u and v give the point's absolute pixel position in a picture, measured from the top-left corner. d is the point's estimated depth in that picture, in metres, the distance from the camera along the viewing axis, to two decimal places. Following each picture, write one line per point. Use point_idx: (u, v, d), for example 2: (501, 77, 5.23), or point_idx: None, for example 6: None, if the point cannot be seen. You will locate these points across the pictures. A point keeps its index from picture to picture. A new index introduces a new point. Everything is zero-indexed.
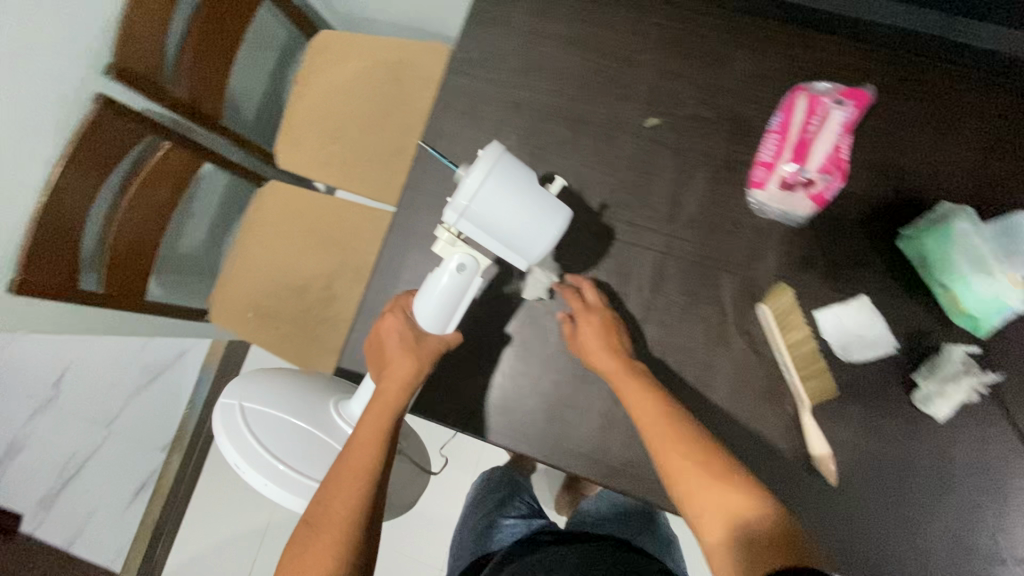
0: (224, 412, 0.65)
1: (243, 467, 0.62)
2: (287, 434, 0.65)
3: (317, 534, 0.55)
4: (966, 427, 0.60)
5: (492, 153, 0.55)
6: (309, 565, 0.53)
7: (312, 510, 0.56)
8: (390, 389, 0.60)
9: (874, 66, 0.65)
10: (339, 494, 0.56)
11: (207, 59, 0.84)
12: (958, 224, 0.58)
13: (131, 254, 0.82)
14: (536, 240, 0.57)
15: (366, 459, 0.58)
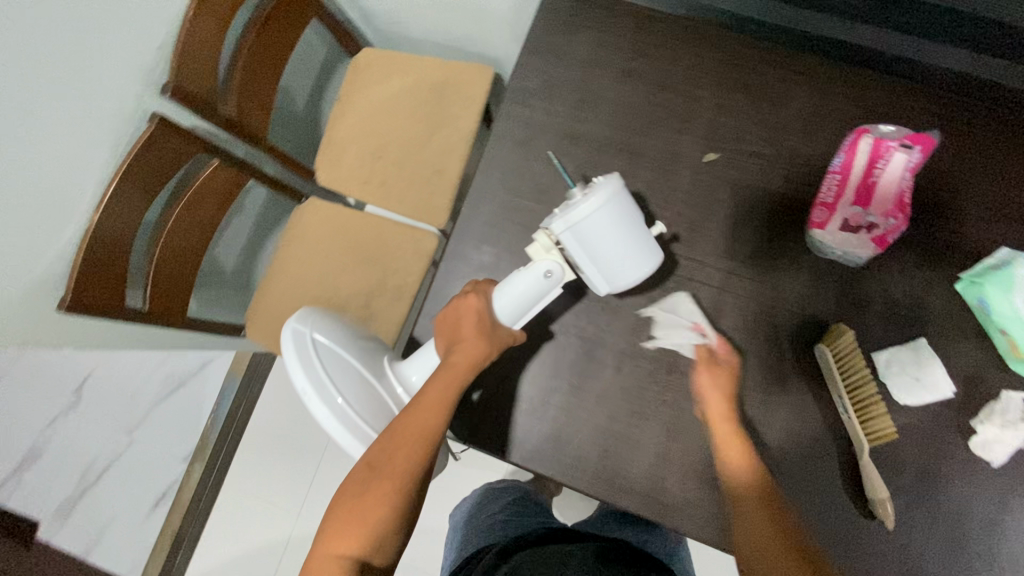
0: (301, 328, 0.58)
1: (308, 393, 0.56)
2: (354, 369, 0.59)
3: (375, 477, 0.56)
4: (1023, 475, 0.60)
5: (610, 185, 0.56)
6: (362, 504, 0.56)
7: (367, 464, 0.56)
8: (462, 360, 0.60)
9: (933, 109, 0.66)
10: (400, 449, 0.56)
11: (255, 76, 0.84)
12: (1020, 270, 0.58)
13: (175, 270, 0.81)
14: (623, 274, 0.60)
15: (430, 427, 0.57)
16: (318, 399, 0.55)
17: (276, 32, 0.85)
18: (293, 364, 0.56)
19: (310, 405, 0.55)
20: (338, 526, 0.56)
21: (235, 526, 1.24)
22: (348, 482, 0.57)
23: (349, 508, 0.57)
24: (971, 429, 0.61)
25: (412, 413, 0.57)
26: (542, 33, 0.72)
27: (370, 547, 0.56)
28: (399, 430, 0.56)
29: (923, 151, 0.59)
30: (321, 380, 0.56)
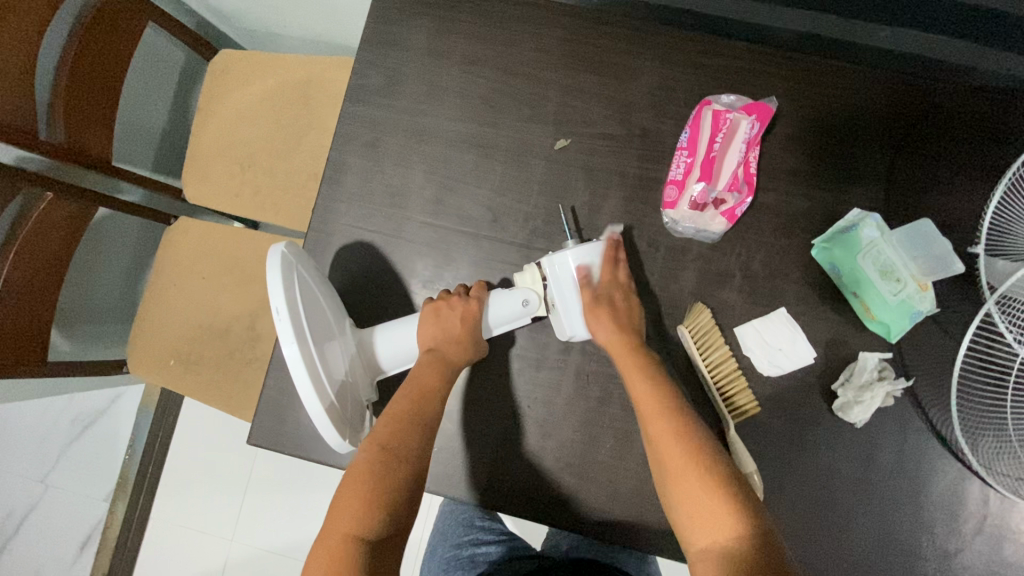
0: (285, 248, 0.47)
1: (281, 315, 0.44)
2: (319, 315, 0.50)
3: (388, 462, 0.50)
4: (887, 430, 0.61)
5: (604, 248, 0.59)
6: (373, 490, 0.48)
7: (374, 447, 0.51)
8: (455, 346, 0.58)
9: (778, 68, 0.65)
10: (406, 432, 0.52)
11: (85, 94, 0.77)
12: (863, 232, 0.58)
13: (22, 316, 0.75)
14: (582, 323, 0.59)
15: (431, 411, 0.54)
16: (293, 329, 0.44)
17: (103, 47, 0.77)
18: (278, 281, 0.44)
19: (280, 329, 0.43)
20: (342, 512, 0.47)
21: (167, 558, 1.18)
22: (350, 469, 0.50)
23: (355, 491, 0.48)
24: (832, 393, 0.61)
25: (414, 399, 0.55)
26: (378, 24, 0.67)
27: (383, 529, 0.47)
28: (399, 411, 0.54)
29: (760, 119, 0.60)
30: (296, 307, 0.45)
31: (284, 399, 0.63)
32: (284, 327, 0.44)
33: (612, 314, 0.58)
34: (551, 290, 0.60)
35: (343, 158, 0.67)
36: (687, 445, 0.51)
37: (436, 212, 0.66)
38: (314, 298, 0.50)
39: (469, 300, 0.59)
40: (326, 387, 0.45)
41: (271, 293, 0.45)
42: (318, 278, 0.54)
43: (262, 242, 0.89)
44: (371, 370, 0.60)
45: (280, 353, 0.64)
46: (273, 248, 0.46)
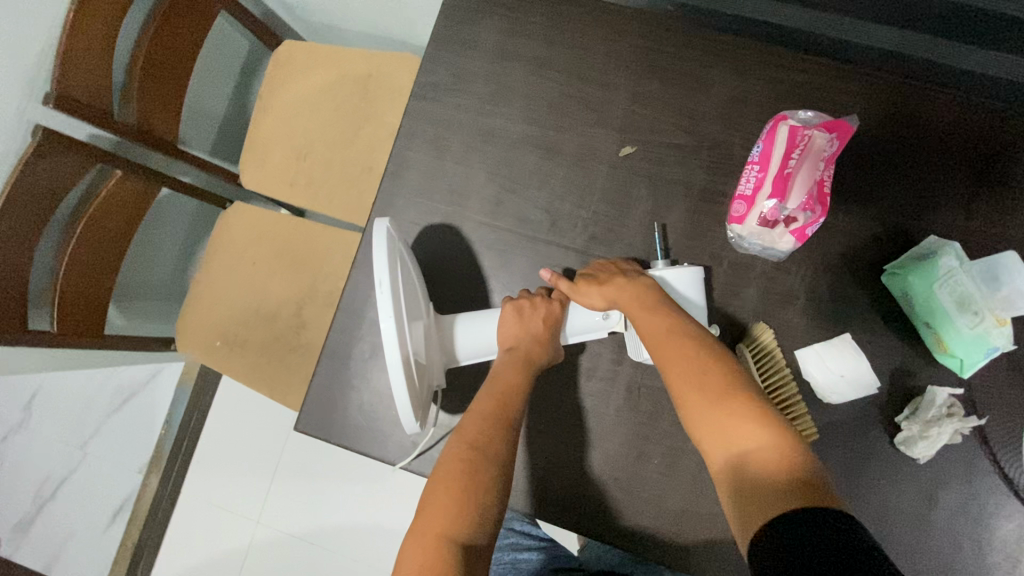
0: (389, 226, 0.49)
1: (383, 288, 0.46)
2: (411, 295, 0.52)
3: (477, 459, 0.51)
4: (952, 471, 0.58)
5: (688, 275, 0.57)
6: (467, 488, 0.49)
7: (463, 445, 0.52)
8: (536, 345, 0.58)
9: (863, 85, 0.61)
10: (492, 428, 0.53)
11: (158, 80, 0.79)
12: (943, 260, 0.55)
13: (84, 290, 0.77)
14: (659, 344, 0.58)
15: (514, 411, 0.54)
16: (393, 304, 0.45)
17: (175, 30, 0.79)
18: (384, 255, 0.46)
19: (382, 302, 0.45)
20: (436, 508, 0.49)
21: (194, 534, 1.21)
22: (439, 466, 0.51)
23: (447, 490, 0.49)
24: (896, 426, 0.59)
25: (498, 395, 0.55)
26: (448, 23, 0.68)
27: (475, 529, 0.48)
28: (488, 404, 0.55)
29: (841, 138, 0.56)
30: (396, 282, 0.47)
31: (334, 390, 0.64)
32: (383, 300, 0.45)
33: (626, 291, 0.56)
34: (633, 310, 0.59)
35: (406, 155, 0.67)
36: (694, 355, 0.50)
37: (494, 213, 0.65)
38: (409, 280, 0.52)
39: (552, 302, 0.60)
40: (409, 366, 0.47)
41: (377, 267, 0.47)
42: (413, 261, 0.56)
43: (312, 231, 0.91)
44: (447, 357, 0.61)
45: (333, 342, 0.65)
46: (377, 227, 0.48)
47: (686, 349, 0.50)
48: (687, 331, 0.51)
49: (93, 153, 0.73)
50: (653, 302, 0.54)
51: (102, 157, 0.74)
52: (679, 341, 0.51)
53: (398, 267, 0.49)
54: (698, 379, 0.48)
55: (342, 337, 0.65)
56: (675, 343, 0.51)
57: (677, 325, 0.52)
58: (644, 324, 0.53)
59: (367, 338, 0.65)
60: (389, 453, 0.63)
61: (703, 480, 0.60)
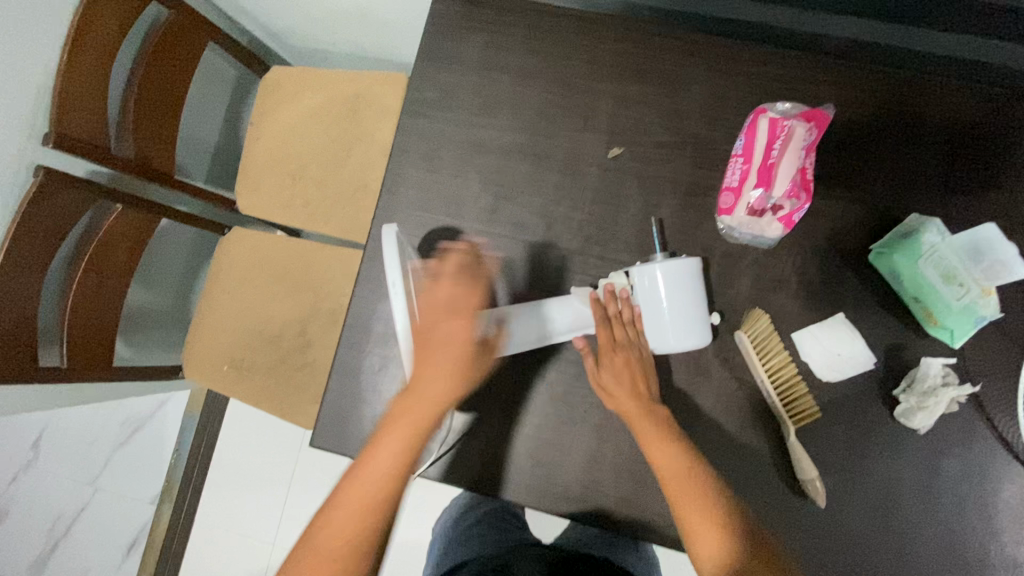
0: (397, 230, 0.50)
1: (396, 288, 0.47)
2: (424, 296, 0.53)
3: (366, 487, 0.54)
4: (952, 439, 0.60)
5: (689, 267, 0.57)
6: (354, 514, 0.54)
7: (363, 471, 0.54)
8: (455, 369, 0.55)
9: (838, 75, 0.64)
10: (389, 457, 0.54)
11: (152, 113, 0.81)
12: (924, 237, 0.58)
13: (91, 323, 0.78)
14: (665, 336, 0.58)
15: (419, 437, 0.55)
16: (406, 305, 0.47)
17: (167, 65, 0.81)
18: (395, 256, 0.48)
19: (394, 303, 0.47)
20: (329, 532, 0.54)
21: (210, 562, 1.20)
22: (342, 486, 0.55)
23: (340, 515, 0.54)
24: (895, 399, 0.61)
25: (407, 421, 0.55)
26: (433, 40, 0.70)
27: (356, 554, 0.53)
28: (385, 460, 0.54)
29: (818, 127, 0.58)
30: (408, 282, 0.49)
31: (346, 405, 0.65)
32: (396, 299, 0.47)
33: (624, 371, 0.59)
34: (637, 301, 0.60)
35: (401, 170, 0.68)
36: (692, 488, 0.54)
37: (491, 220, 0.67)
38: (421, 282, 0.53)
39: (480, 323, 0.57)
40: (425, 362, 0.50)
41: (389, 270, 0.48)
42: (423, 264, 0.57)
43: (312, 250, 0.92)
44: None
45: (342, 357, 0.66)
46: (385, 229, 0.50)
47: (700, 491, 0.54)
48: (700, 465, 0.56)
49: (94, 188, 0.74)
50: (668, 436, 0.57)
51: (103, 192, 0.75)
52: (695, 478, 0.55)
53: (410, 268, 0.50)
54: (708, 513, 0.54)
55: (351, 351, 0.66)
56: (687, 479, 0.55)
57: (691, 459, 0.56)
58: (662, 458, 0.56)
59: (375, 351, 0.66)
60: None
61: (713, 463, 0.61)
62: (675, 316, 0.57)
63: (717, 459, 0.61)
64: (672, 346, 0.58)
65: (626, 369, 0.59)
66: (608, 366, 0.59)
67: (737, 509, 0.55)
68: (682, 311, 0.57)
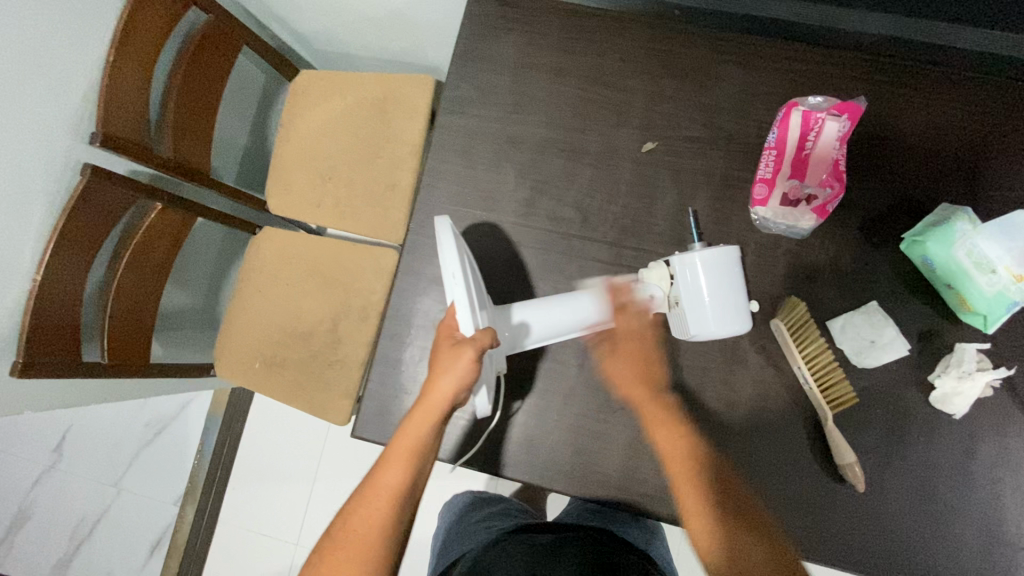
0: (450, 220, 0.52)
1: (456, 275, 0.49)
2: (477, 284, 0.55)
3: (374, 506, 0.50)
4: (988, 424, 0.61)
5: (730, 255, 0.59)
6: (362, 538, 0.49)
7: (375, 489, 0.51)
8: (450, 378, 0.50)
9: (863, 72, 0.66)
10: (396, 469, 0.51)
11: (190, 114, 0.83)
12: (957, 224, 0.59)
13: (131, 319, 0.80)
14: (707, 323, 0.59)
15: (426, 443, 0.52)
16: (466, 291, 0.49)
17: (205, 67, 0.83)
18: (452, 245, 0.49)
19: (456, 290, 0.49)
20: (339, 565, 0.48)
21: (232, 564, 1.20)
22: (349, 508, 0.51)
23: (350, 544, 0.49)
24: (930, 384, 0.62)
25: (415, 428, 0.52)
26: (469, 40, 0.72)
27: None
28: (385, 485, 0.51)
29: (852, 118, 0.60)
30: (466, 269, 0.50)
31: (388, 395, 0.66)
32: (457, 286, 0.49)
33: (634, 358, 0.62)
34: (677, 289, 0.61)
35: (439, 166, 0.70)
36: (692, 469, 0.55)
37: (528, 214, 0.69)
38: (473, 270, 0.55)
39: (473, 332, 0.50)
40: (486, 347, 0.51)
41: (445, 257, 0.50)
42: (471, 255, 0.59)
43: (341, 249, 0.94)
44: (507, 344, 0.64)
45: (383, 348, 0.67)
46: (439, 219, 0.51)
47: (698, 468, 0.55)
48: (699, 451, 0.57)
49: (136, 187, 0.76)
50: (677, 424, 0.58)
51: (145, 190, 0.77)
52: (692, 461, 0.56)
53: (464, 256, 0.51)
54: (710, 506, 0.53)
55: (392, 343, 0.67)
56: (687, 461, 0.56)
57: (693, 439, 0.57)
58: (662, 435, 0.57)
59: (415, 342, 0.67)
60: (447, 452, 0.64)
61: (751, 449, 0.62)
62: (717, 302, 0.58)
63: (755, 445, 0.62)
64: (713, 332, 0.59)
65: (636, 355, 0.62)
66: (624, 356, 0.62)
67: (747, 496, 0.55)
68: (724, 298, 0.59)
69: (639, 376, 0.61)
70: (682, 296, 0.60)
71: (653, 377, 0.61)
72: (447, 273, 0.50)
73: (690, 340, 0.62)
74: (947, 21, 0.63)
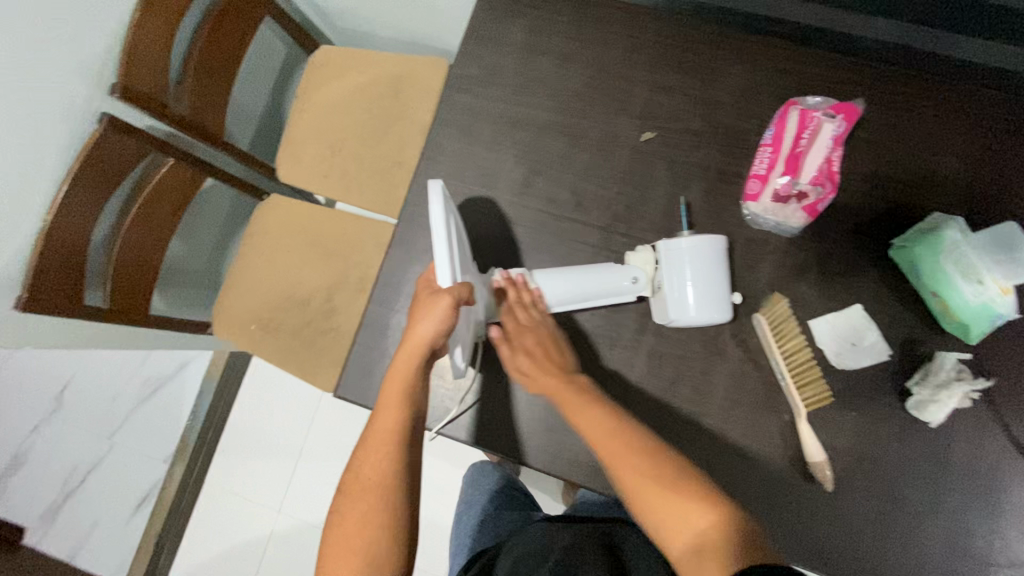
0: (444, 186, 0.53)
1: (440, 234, 0.50)
2: (462, 250, 0.56)
3: (371, 450, 0.53)
4: (962, 435, 0.60)
5: (714, 244, 0.60)
6: (368, 482, 0.52)
7: (374, 437, 0.53)
8: (428, 323, 0.52)
9: (864, 78, 0.67)
10: (386, 415, 0.53)
11: (206, 75, 0.85)
12: (947, 233, 0.59)
13: (134, 270, 0.82)
14: (687, 308, 0.60)
15: (416, 387, 0.54)
16: (448, 250, 0.50)
17: (228, 32, 0.86)
18: (440, 206, 0.51)
19: (439, 247, 0.49)
20: (356, 512, 0.51)
21: (215, 525, 1.23)
22: (355, 457, 0.53)
23: (364, 489, 0.52)
24: (908, 391, 0.62)
25: (401, 377, 0.54)
26: (480, 21, 0.73)
27: (388, 523, 0.50)
28: (381, 432, 0.53)
29: (846, 120, 0.61)
30: (451, 231, 0.51)
31: (371, 358, 0.67)
32: (440, 246, 0.50)
33: (535, 355, 0.60)
34: (661, 274, 0.62)
35: (440, 140, 0.72)
36: (626, 449, 0.52)
37: (523, 194, 0.70)
38: (458, 235, 0.56)
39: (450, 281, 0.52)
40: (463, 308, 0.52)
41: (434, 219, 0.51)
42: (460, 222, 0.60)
43: (345, 221, 0.96)
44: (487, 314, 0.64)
45: (371, 313, 0.69)
46: (431, 182, 0.53)
47: (629, 446, 0.53)
48: (646, 450, 0.52)
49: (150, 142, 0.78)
50: (591, 400, 0.56)
51: (159, 145, 0.80)
52: (621, 434, 0.54)
53: (451, 219, 0.52)
54: (683, 496, 0.48)
55: (380, 308, 0.69)
56: (620, 443, 0.53)
57: (622, 429, 0.54)
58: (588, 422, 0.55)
59: (402, 309, 0.69)
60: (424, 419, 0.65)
61: (724, 441, 0.62)
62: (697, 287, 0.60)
63: (729, 438, 0.62)
64: (694, 319, 0.60)
65: (536, 354, 0.60)
66: (521, 347, 0.60)
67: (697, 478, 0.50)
68: (705, 285, 0.60)
69: (539, 359, 0.60)
70: (666, 282, 0.61)
71: (555, 360, 0.60)
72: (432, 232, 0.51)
73: (670, 325, 0.63)
74: (951, 30, 0.64)
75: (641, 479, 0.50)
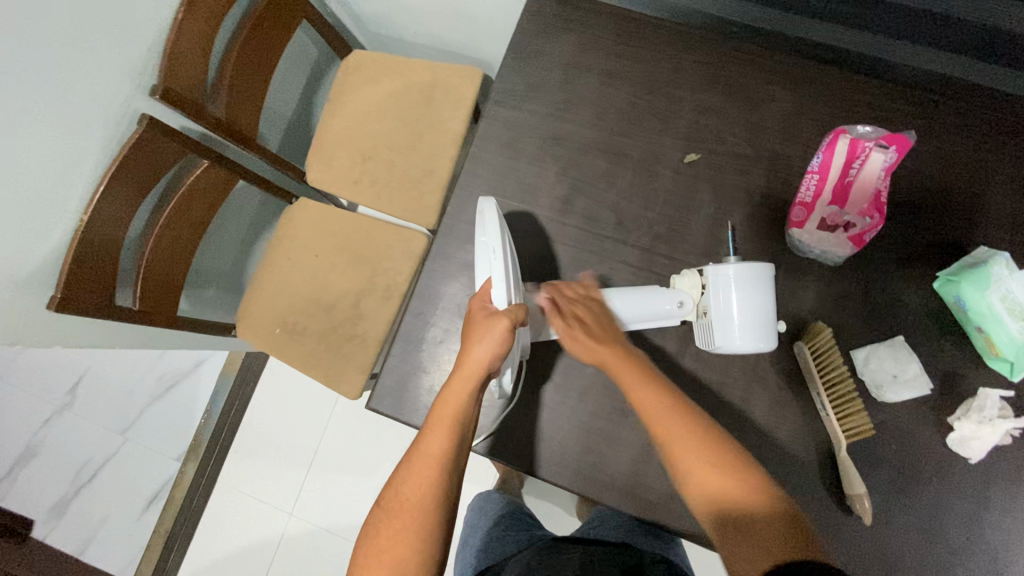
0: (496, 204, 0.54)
1: (496, 253, 0.51)
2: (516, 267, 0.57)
3: (415, 469, 0.52)
4: (1001, 473, 0.60)
5: (762, 271, 0.59)
6: (408, 501, 0.51)
7: (419, 456, 0.53)
8: (484, 346, 0.52)
9: (909, 109, 0.66)
10: (434, 436, 0.53)
11: (242, 77, 0.85)
12: (993, 268, 0.58)
13: (164, 271, 0.82)
14: (732, 335, 0.59)
15: (466, 412, 0.54)
16: (503, 270, 0.51)
17: (266, 34, 0.85)
18: (496, 226, 0.52)
19: (495, 267, 0.51)
20: (391, 531, 0.50)
21: (226, 525, 1.22)
22: (398, 474, 0.53)
23: (403, 507, 0.51)
24: (950, 426, 0.61)
25: (453, 399, 0.53)
26: (525, 35, 0.73)
27: (423, 547, 0.49)
28: (427, 453, 0.52)
29: (899, 152, 0.60)
30: (506, 250, 0.52)
31: (406, 371, 0.67)
32: (496, 265, 0.52)
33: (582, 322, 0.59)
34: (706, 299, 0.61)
35: (482, 154, 0.71)
36: (678, 418, 0.54)
37: (564, 211, 0.69)
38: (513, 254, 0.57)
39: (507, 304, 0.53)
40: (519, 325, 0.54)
41: (489, 237, 0.52)
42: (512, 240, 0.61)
43: (374, 227, 0.96)
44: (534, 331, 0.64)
45: (407, 325, 0.69)
46: (486, 199, 0.54)
47: (687, 421, 0.54)
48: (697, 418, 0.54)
49: (187, 143, 0.78)
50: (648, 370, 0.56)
51: (195, 147, 0.79)
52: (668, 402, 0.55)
53: (507, 238, 0.54)
54: (721, 461, 0.51)
55: (416, 321, 0.69)
56: (671, 414, 0.54)
57: (677, 401, 0.55)
58: (638, 388, 0.55)
59: (439, 323, 0.68)
60: None
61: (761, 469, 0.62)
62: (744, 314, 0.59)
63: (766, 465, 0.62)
64: (736, 346, 0.59)
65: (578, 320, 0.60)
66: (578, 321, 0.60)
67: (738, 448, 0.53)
68: (752, 312, 0.59)
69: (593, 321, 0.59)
70: (712, 307, 0.60)
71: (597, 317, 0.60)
72: (488, 250, 0.53)
73: (715, 352, 0.63)
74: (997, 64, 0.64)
75: (698, 452, 0.52)
